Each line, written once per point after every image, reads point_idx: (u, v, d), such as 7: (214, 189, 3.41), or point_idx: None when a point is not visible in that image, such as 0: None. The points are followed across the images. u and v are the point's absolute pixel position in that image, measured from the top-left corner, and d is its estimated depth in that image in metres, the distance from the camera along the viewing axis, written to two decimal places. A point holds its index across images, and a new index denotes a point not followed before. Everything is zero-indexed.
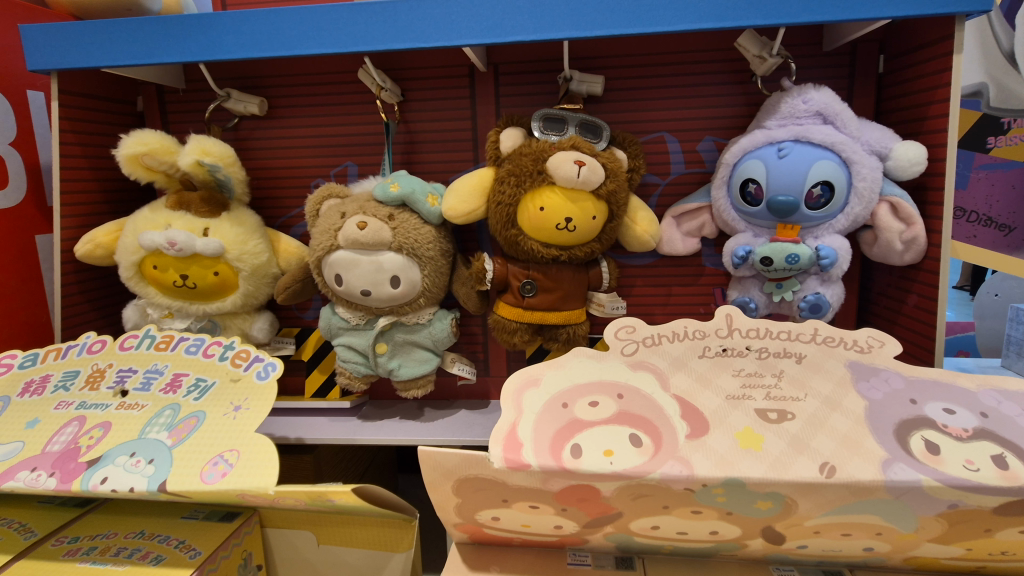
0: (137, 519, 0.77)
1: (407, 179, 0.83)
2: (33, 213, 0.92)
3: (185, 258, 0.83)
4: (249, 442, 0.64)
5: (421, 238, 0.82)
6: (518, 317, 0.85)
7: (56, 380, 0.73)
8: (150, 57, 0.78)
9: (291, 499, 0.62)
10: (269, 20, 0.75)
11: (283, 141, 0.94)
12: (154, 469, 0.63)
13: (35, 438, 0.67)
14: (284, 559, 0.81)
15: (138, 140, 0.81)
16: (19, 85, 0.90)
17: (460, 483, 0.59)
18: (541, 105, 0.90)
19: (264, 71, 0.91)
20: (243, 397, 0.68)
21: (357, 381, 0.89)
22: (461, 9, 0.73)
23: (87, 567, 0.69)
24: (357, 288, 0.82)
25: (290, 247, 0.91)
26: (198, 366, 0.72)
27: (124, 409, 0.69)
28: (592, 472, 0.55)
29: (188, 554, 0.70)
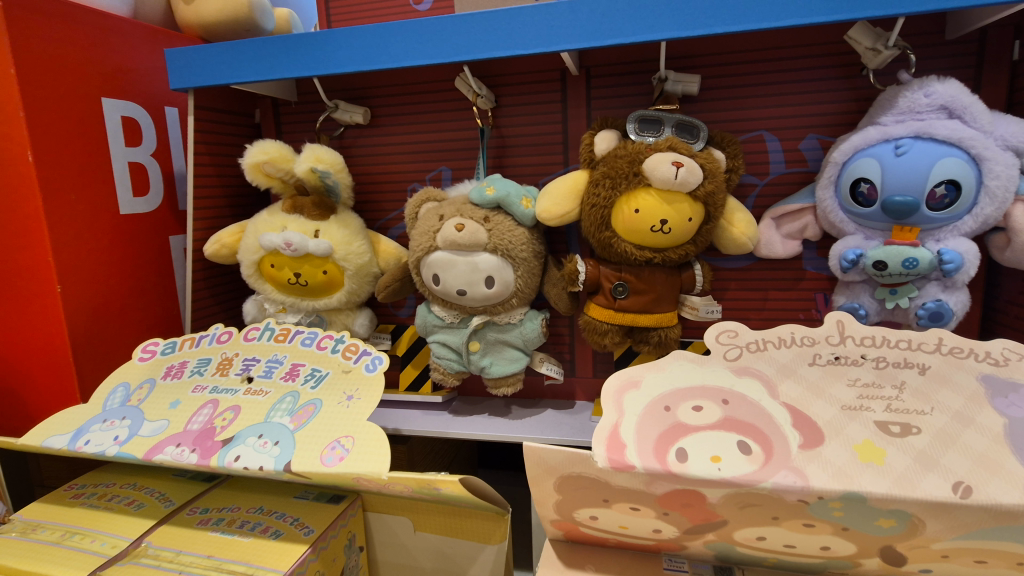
0: (255, 496, 0.84)
1: (502, 181, 0.85)
2: (168, 216, 1.03)
3: (299, 257, 0.91)
4: (362, 429, 0.69)
5: (515, 239, 0.84)
6: (610, 318, 0.85)
7: (192, 366, 0.81)
8: (273, 73, 0.85)
9: (400, 486, 0.66)
10: (378, 35, 0.80)
11: (384, 148, 0.99)
12: (280, 450, 0.68)
13: (178, 417, 0.75)
14: (383, 542, 0.87)
15: (261, 149, 0.89)
16: (158, 102, 1.02)
17: (562, 480, 0.60)
18: (633, 107, 0.90)
19: (368, 82, 0.97)
20: (355, 387, 0.73)
21: (451, 376, 0.93)
22: (560, 14, 0.74)
23: (218, 535, 0.76)
24: (454, 287, 0.85)
25: (389, 248, 0.97)
26: (312, 357, 0.78)
27: (251, 395, 0.76)
28: (700, 477, 0.55)
29: (302, 531, 0.76)
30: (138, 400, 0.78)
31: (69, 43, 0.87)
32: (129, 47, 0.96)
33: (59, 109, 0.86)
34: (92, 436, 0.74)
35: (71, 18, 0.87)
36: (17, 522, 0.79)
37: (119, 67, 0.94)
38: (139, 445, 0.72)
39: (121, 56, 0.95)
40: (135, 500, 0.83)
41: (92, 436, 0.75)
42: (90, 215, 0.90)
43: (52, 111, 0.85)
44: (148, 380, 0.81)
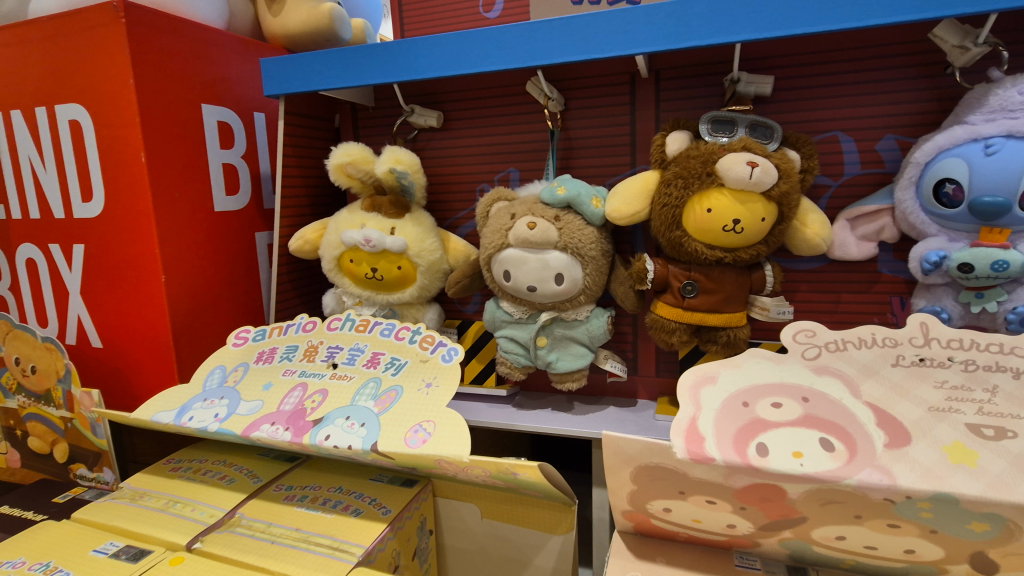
0: (334, 477, 0.89)
1: (573, 182, 0.88)
2: (254, 214, 1.10)
3: (376, 253, 0.96)
4: (442, 415, 0.72)
5: (584, 238, 0.86)
6: (678, 317, 0.86)
7: (281, 352, 0.87)
8: (359, 80, 0.90)
9: (478, 470, 0.69)
10: (458, 43, 0.84)
11: (455, 151, 1.04)
12: (366, 431, 0.72)
13: (271, 398, 0.81)
14: (451, 527, 0.91)
15: (345, 152, 0.95)
16: (248, 108, 1.09)
17: (640, 470, 0.62)
18: (703, 108, 0.90)
19: (442, 88, 1.02)
20: (433, 376, 0.77)
21: (517, 371, 0.95)
22: (637, 19, 0.76)
23: (304, 510, 0.80)
24: (524, 283, 0.88)
25: (459, 246, 1.01)
26: (392, 347, 0.83)
27: (336, 379, 0.81)
28: (781, 472, 0.55)
29: (380, 510, 0.80)
30: (234, 381, 0.85)
31: (176, 55, 0.96)
32: (225, 58, 1.04)
33: (167, 114, 0.94)
34: (195, 413, 0.81)
35: (179, 32, 0.96)
36: (126, 489, 0.86)
37: (216, 76, 1.03)
38: (238, 422, 0.78)
39: (217, 66, 1.03)
40: (227, 475, 0.89)
41: (195, 412, 0.81)
42: (190, 211, 0.98)
43: (162, 116, 0.93)
44: (242, 364, 0.87)
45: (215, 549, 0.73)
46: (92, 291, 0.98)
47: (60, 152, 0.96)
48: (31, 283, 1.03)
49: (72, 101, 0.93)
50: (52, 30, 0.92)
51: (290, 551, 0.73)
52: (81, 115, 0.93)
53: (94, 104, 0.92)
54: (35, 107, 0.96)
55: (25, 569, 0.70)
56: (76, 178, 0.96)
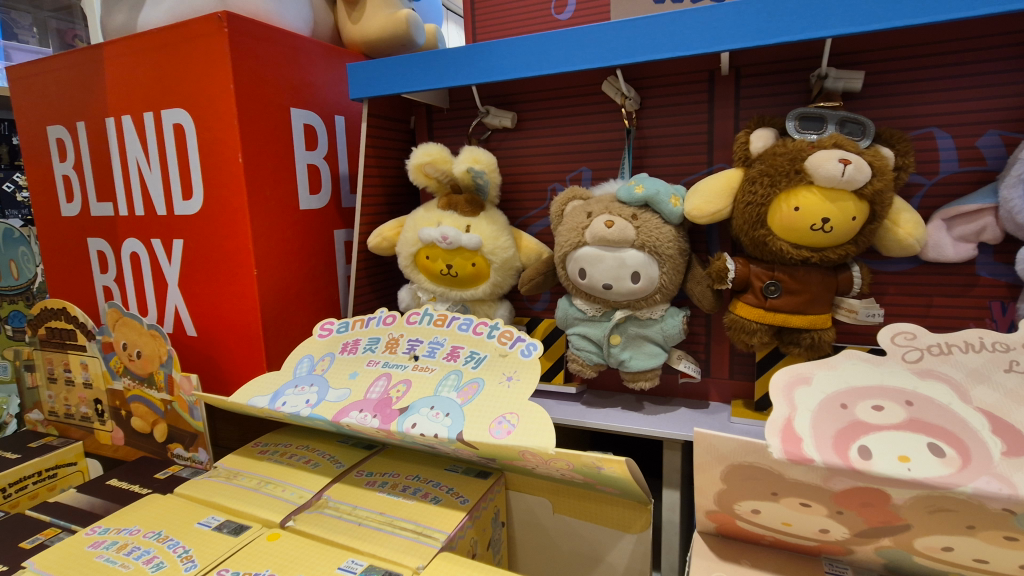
0: (411, 465, 0.92)
1: (651, 181, 0.88)
2: (334, 212, 1.16)
3: (452, 250, 0.98)
4: (525, 407, 0.74)
5: (662, 236, 0.86)
6: (760, 318, 0.84)
7: (364, 344, 0.91)
8: (441, 82, 0.94)
9: (561, 463, 0.70)
10: (540, 44, 0.86)
11: (528, 150, 1.06)
12: (451, 421, 0.75)
13: (357, 387, 0.84)
14: (522, 520, 0.92)
15: (426, 152, 0.99)
16: (331, 111, 1.15)
17: (731, 469, 0.61)
18: (786, 105, 0.89)
19: (517, 89, 1.04)
20: (513, 369, 0.79)
21: (589, 368, 0.96)
22: (724, 16, 0.76)
23: (386, 496, 0.84)
24: (600, 281, 0.88)
25: (531, 244, 1.03)
26: (471, 341, 0.85)
27: (419, 371, 0.84)
28: (888, 476, 0.53)
29: (458, 499, 0.83)
30: (322, 369, 0.89)
31: (269, 61, 1.01)
32: (311, 64, 1.10)
33: (261, 117, 1.00)
34: (288, 398, 0.86)
35: (271, 40, 1.01)
36: (221, 469, 0.92)
37: (303, 81, 1.08)
38: (328, 408, 0.82)
39: (304, 72, 1.09)
40: (311, 459, 0.94)
41: (288, 398, 0.86)
42: (279, 209, 1.03)
43: (256, 119, 0.99)
44: (329, 354, 0.92)
45: (308, 527, 0.77)
46: (190, 283, 1.05)
47: (164, 153, 1.04)
48: (134, 275, 1.12)
49: (176, 105, 1.00)
50: (161, 41, 0.99)
51: (377, 533, 0.76)
52: (184, 119, 1.00)
53: (197, 108, 0.98)
54: (142, 112, 1.04)
55: (140, 535, 0.75)
56: (178, 178, 1.03)
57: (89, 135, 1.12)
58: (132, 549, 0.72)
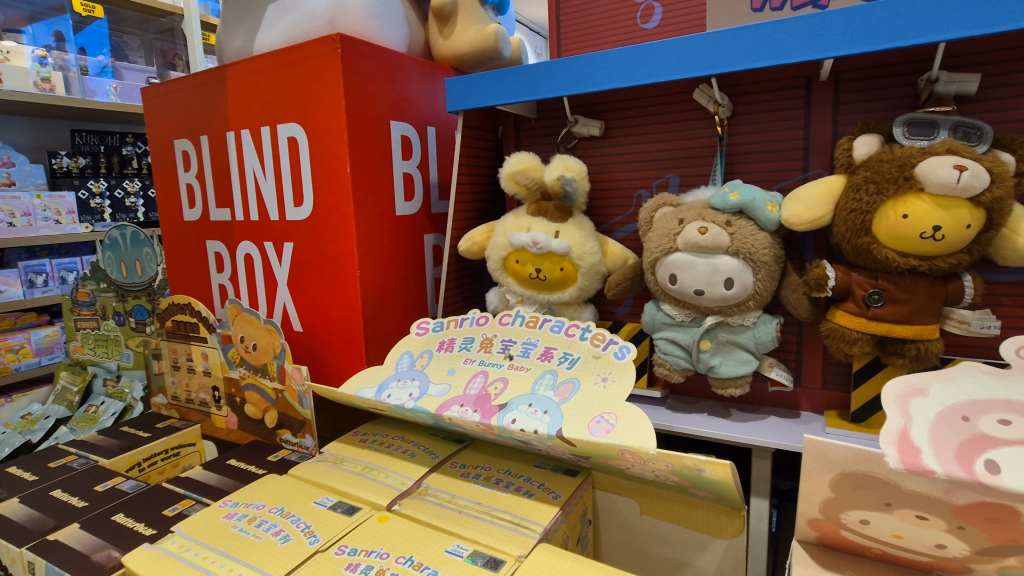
0: (502, 460, 0.96)
1: (746, 188, 0.88)
2: (425, 218, 1.22)
3: (541, 254, 1.02)
4: (623, 408, 0.76)
5: (758, 243, 0.86)
6: (861, 327, 0.83)
7: (460, 342, 0.96)
8: (536, 94, 0.98)
9: (660, 463, 0.72)
10: (637, 55, 0.89)
11: (614, 158, 1.08)
12: (550, 418, 0.78)
13: (456, 383, 0.89)
14: (609, 519, 0.95)
15: (518, 161, 1.03)
16: (424, 123, 1.22)
17: (842, 477, 0.61)
18: (889, 109, 0.87)
19: (605, 99, 1.07)
20: (608, 371, 0.81)
21: (676, 373, 0.96)
22: (830, 23, 0.76)
23: (481, 487, 0.88)
24: (692, 287, 0.89)
25: (617, 250, 1.05)
26: (563, 342, 0.88)
27: (514, 369, 0.88)
28: (1019, 492, 0.52)
29: (551, 494, 0.86)
30: (422, 365, 0.95)
31: (374, 78, 1.09)
32: (408, 79, 1.17)
33: (366, 129, 1.07)
34: (392, 391, 0.92)
35: (376, 58, 1.09)
36: (328, 454, 0.99)
37: (402, 95, 1.16)
38: (431, 402, 0.88)
39: (402, 86, 1.16)
40: (408, 449, 1.00)
41: (392, 391, 0.92)
42: (379, 215, 1.11)
43: (362, 131, 1.07)
44: (427, 351, 0.97)
45: (413, 512, 0.82)
46: (298, 283, 1.15)
47: (278, 163, 1.13)
48: (247, 274, 1.23)
49: (291, 120, 1.09)
50: (279, 61, 1.09)
51: (477, 522, 0.80)
52: (297, 133, 1.09)
53: (310, 122, 1.07)
54: (260, 126, 1.14)
55: (266, 510, 0.83)
56: (291, 186, 1.12)
57: (211, 147, 1.23)
58: (261, 522, 0.80)
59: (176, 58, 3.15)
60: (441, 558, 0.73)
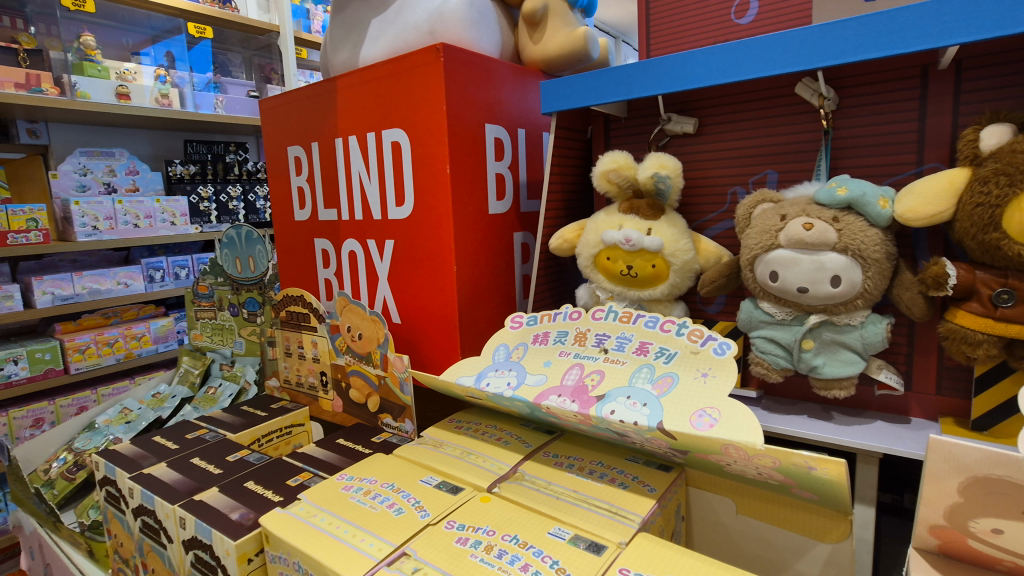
0: (593, 452, 0.98)
1: (855, 182, 0.85)
2: (515, 218, 1.27)
3: (633, 251, 1.03)
4: (726, 403, 0.76)
5: (868, 240, 0.83)
6: (987, 328, 0.78)
7: (554, 336, 0.99)
8: (631, 93, 1.00)
9: (766, 459, 0.71)
10: (738, 51, 0.88)
11: (708, 155, 1.08)
12: (650, 410, 0.79)
13: (553, 374, 0.93)
14: (702, 516, 0.95)
15: (612, 159, 1.06)
16: (515, 125, 1.27)
17: (972, 482, 0.59)
18: (1019, 98, 0.81)
19: (699, 96, 1.07)
20: (708, 367, 0.82)
21: (775, 372, 0.95)
22: (956, 8, 0.72)
23: (576, 476, 0.91)
24: (794, 285, 0.87)
25: (710, 247, 1.04)
26: (659, 337, 0.89)
27: (610, 362, 0.90)
28: None
29: (646, 487, 0.87)
30: (518, 356, 1.00)
31: (472, 83, 1.15)
32: (502, 84, 1.22)
33: (464, 132, 1.13)
34: (491, 379, 0.97)
35: (474, 64, 1.15)
36: (427, 438, 1.06)
37: (496, 99, 1.21)
38: (529, 391, 0.92)
39: (497, 91, 1.21)
40: (502, 437, 1.04)
41: (491, 379, 0.97)
42: (474, 213, 1.16)
43: (460, 134, 1.13)
44: (522, 343, 1.02)
45: (513, 495, 0.86)
46: (398, 277, 1.23)
47: (382, 166, 1.22)
48: (352, 270, 1.33)
49: (395, 125, 1.17)
50: (386, 70, 1.17)
51: (575, 508, 0.82)
52: (401, 137, 1.17)
53: (413, 127, 1.15)
54: (366, 132, 1.23)
55: (378, 485, 0.90)
56: (393, 187, 1.20)
57: (321, 152, 1.35)
58: (375, 495, 0.87)
59: (271, 73, 3.42)
60: (544, 539, 0.76)
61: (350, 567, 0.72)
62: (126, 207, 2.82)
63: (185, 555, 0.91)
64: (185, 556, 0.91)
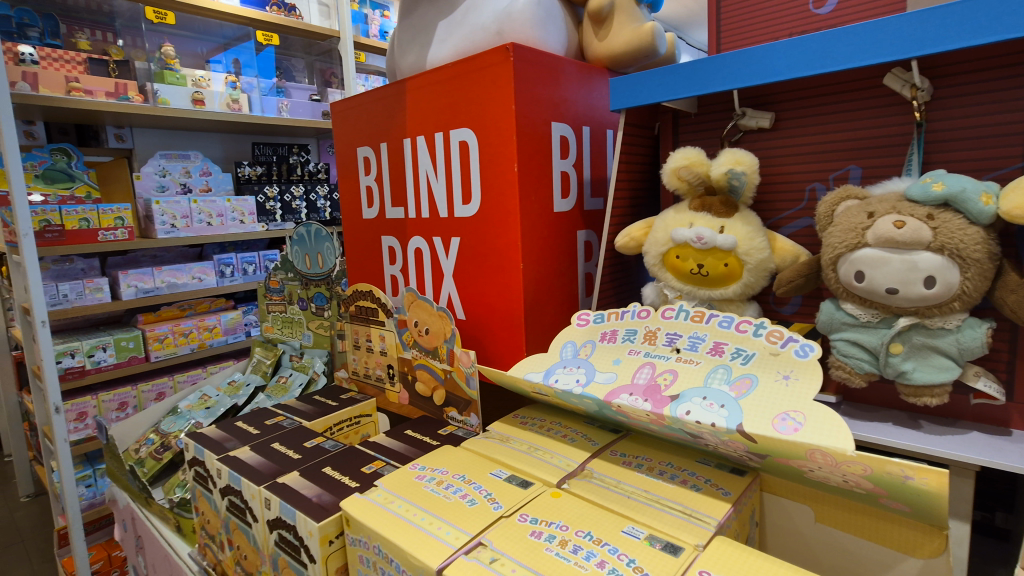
0: (662, 453, 0.97)
1: (952, 177, 0.80)
2: (578, 215, 1.27)
3: (705, 250, 1.01)
4: (811, 407, 0.74)
5: (967, 238, 0.78)
6: None
7: (622, 334, 0.99)
8: (706, 87, 0.98)
9: (857, 466, 0.68)
10: (823, 42, 0.85)
11: (785, 151, 1.05)
12: (728, 412, 0.78)
13: (623, 372, 0.93)
14: (777, 523, 0.92)
15: (683, 155, 1.03)
16: (580, 123, 1.27)
17: None
18: None
19: (775, 90, 1.04)
20: (789, 369, 0.79)
21: (858, 377, 0.91)
22: None
23: (645, 476, 0.90)
24: (883, 286, 0.83)
25: (787, 246, 1.01)
26: (735, 337, 0.87)
27: (683, 362, 0.89)
28: None
29: (720, 490, 0.85)
30: (586, 354, 1.00)
31: (539, 82, 1.15)
32: (568, 82, 1.23)
33: (531, 131, 1.14)
34: (560, 376, 0.98)
35: (542, 63, 1.15)
36: (494, 432, 1.07)
37: (562, 96, 1.21)
38: (599, 389, 0.91)
39: (563, 89, 1.22)
40: (567, 434, 1.05)
41: (559, 376, 0.98)
42: (540, 211, 1.17)
43: (528, 132, 1.13)
44: (590, 341, 1.02)
45: (583, 492, 0.86)
46: (464, 274, 1.25)
47: (450, 165, 1.24)
48: (418, 266, 1.37)
49: (464, 125, 1.20)
50: (455, 71, 1.20)
51: (648, 508, 0.82)
52: (469, 137, 1.19)
53: (481, 127, 1.17)
54: (434, 132, 1.26)
55: (451, 476, 0.92)
56: (460, 186, 1.23)
57: (389, 152, 1.39)
58: (448, 485, 0.89)
59: (332, 77, 3.55)
60: (619, 537, 0.76)
61: (429, 553, 0.74)
62: (200, 206, 3.00)
63: (269, 534, 0.96)
64: (269, 535, 0.97)
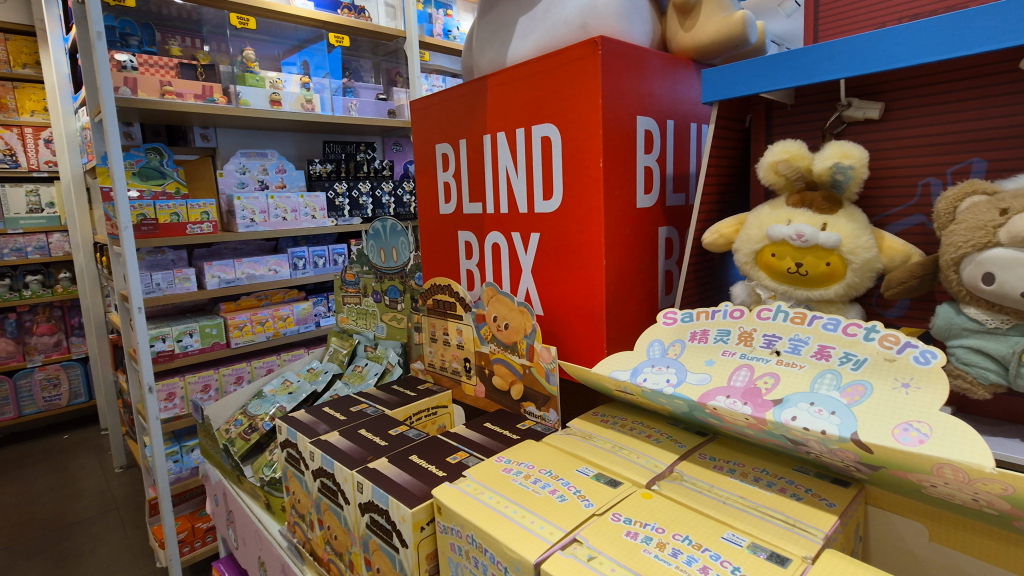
0: (755, 458, 0.93)
1: None
2: (660, 211, 1.24)
3: (805, 248, 0.96)
4: (938, 419, 0.68)
5: None
6: None
7: (714, 334, 0.95)
8: (812, 77, 0.92)
9: (994, 485, 0.62)
10: (953, 24, 0.77)
11: (895, 143, 0.98)
12: (840, 420, 0.74)
13: (717, 373, 0.90)
14: (883, 540, 0.87)
15: (783, 149, 0.99)
16: (664, 116, 1.24)
17: None
18: None
19: (885, 78, 0.98)
20: (908, 376, 0.74)
21: (981, 388, 0.83)
22: None
23: (740, 482, 0.87)
24: (1017, 289, 0.76)
25: (896, 245, 0.94)
26: (842, 341, 0.82)
27: (785, 365, 0.85)
28: None
29: (823, 501, 0.81)
30: (675, 353, 0.97)
31: (625, 75, 1.13)
32: (653, 75, 1.20)
33: (616, 125, 1.12)
34: (648, 375, 0.96)
35: (628, 56, 1.13)
36: (576, 429, 1.07)
37: (647, 89, 1.18)
38: (691, 390, 0.89)
39: (648, 81, 1.19)
40: (651, 435, 1.03)
41: (647, 375, 0.96)
42: (624, 207, 1.15)
43: (614, 127, 1.12)
44: (678, 340, 0.99)
45: (675, 494, 0.84)
46: (543, 269, 1.25)
47: (530, 161, 1.25)
48: (495, 262, 1.38)
49: (546, 121, 1.19)
50: (538, 66, 1.19)
51: (746, 515, 0.79)
52: (552, 132, 1.19)
53: (564, 121, 1.16)
54: (515, 127, 1.26)
55: (538, 471, 0.92)
56: (541, 181, 1.23)
57: (468, 148, 1.41)
58: (537, 480, 0.90)
59: (397, 76, 3.63)
60: (720, 543, 0.74)
61: (526, 546, 0.75)
62: (277, 202, 3.15)
63: (361, 517, 1.00)
64: (361, 518, 1.01)
